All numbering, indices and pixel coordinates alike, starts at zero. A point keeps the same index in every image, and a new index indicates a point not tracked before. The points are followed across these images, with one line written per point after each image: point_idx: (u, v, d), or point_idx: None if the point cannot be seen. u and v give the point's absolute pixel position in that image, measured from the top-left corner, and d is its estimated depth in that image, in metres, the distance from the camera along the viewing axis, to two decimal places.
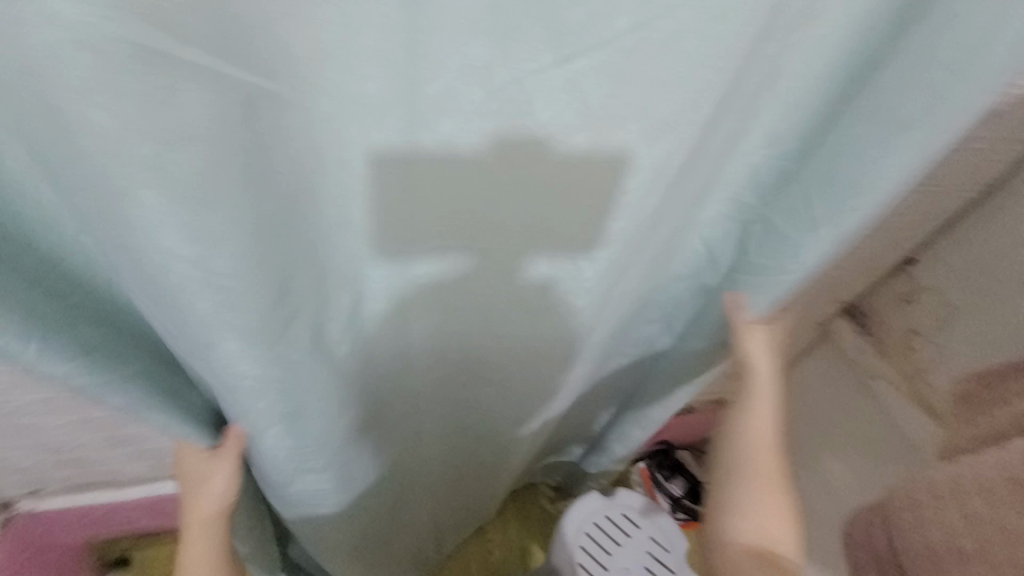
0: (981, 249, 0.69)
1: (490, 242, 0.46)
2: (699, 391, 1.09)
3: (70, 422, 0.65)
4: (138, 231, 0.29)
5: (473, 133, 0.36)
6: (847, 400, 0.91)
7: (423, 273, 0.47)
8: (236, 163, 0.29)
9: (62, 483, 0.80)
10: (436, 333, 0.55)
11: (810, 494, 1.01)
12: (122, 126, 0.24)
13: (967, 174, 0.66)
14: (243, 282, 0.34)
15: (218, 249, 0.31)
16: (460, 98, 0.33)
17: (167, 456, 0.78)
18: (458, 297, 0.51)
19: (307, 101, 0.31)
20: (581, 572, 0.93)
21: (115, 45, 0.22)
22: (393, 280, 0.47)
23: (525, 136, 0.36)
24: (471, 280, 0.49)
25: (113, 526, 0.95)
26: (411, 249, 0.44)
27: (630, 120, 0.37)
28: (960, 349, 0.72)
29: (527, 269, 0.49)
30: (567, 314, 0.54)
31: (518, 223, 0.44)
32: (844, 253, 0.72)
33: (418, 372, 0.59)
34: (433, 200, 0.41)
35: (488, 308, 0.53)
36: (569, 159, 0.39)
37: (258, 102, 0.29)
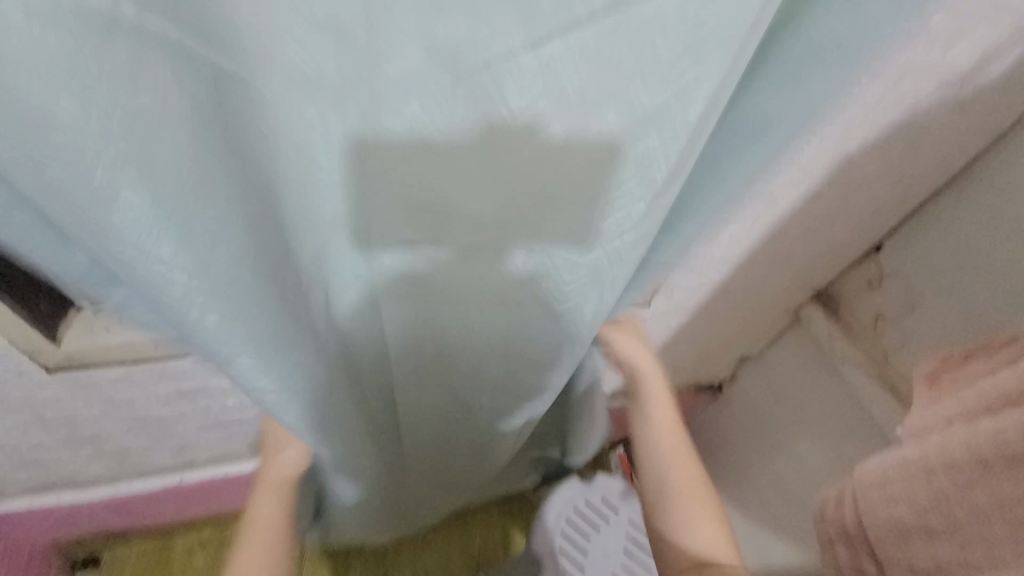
0: (946, 236, 0.71)
1: (465, 234, 0.44)
2: (676, 376, 1.11)
3: (23, 423, 0.62)
4: (122, 220, 0.31)
5: (449, 122, 0.34)
6: (816, 383, 0.94)
7: (394, 265, 0.45)
8: (209, 140, 0.31)
9: (22, 485, 0.77)
10: (410, 326, 0.53)
11: (780, 473, 1.05)
12: (97, 102, 0.26)
13: (934, 162, 0.67)
14: (226, 264, 0.36)
15: (199, 228, 0.33)
16: (431, 83, 0.32)
17: (133, 454, 0.75)
18: (434, 291, 0.49)
19: (268, 85, 0.29)
20: (561, 557, 0.94)
21: (86, 19, 0.24)
22: (364, 271, 0.45)
23: (502, 126, 0.35)
24: (447, 274, 0.48)
25: (80, 527, 0.91)
26: (382, 240, 0.42)
27: (608, 109, 0.36)
28: (924, 331, 0.75)
29: (506, 263, 0.48)
30: (547, 314, 0.53)
31: (496, 216, 0.43)
32: (813, 237, 0.75)
33: (394, 364, 0.58)
34: (404, 193, 0.39)
35: (465, 302, 0.52)
36: (551, 153, 0.38)
37: (224, 86, 0.29)
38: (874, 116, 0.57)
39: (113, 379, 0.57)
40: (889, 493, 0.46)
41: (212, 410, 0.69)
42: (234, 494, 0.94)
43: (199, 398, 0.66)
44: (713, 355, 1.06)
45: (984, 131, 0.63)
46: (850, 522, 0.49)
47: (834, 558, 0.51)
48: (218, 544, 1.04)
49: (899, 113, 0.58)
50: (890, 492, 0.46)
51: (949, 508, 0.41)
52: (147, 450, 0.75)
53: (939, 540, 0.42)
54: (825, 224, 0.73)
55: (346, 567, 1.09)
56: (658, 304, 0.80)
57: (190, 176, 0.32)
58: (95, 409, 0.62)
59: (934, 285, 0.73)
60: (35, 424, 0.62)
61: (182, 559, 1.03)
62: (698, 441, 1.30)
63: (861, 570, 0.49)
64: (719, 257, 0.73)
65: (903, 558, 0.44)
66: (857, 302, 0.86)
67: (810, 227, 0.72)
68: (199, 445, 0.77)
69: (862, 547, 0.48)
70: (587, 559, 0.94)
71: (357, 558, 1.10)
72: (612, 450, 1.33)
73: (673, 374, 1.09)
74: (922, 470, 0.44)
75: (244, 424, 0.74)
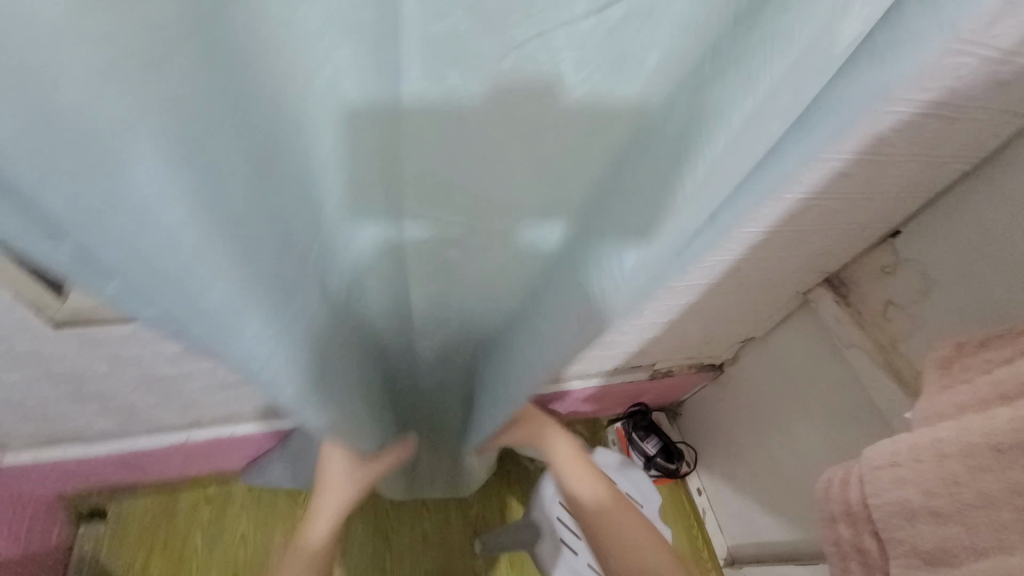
0: (967, 224, 0.70)
1: (481, 201, 0.46)
2: (679, 355, 1.11)
3: (28, 378, 0.61)
4: (118, 174, 0.27)
5: (472, 82, 0.35)
6: (820, 366, 0.95)
7: (413, 231, 0.49)
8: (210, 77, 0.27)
9: (28, 438, 0.77)
10: (429, 288, 0.58)
11: (778, 454, 1.07)
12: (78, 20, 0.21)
13: (963, 144, 0.65)
14: (240, 216, 0.33)
15: (211, 179, 0.30)
16: (455, 32, 0.32)
17: (138, 412, 0.76)
18: (449, 251, 0.52)
19: (289, 31, 0.30)
20: (559, 525, 0.96)
21: None
22: (383, 231, 0.48)
23: (527, 85, 0.36)
24: (461, 237, 0.49)
25: (86, 480, 0.93)
26: (402, 202, 0.46)
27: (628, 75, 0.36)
28: (935, 320, 0.75)
29: (522, 233, 0.50)
30: (577, 314, 0.52)
31: (512, 184, 0.45)
32: (831, 219, 0.73)
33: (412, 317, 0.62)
34: (423, 154, 0.41)
35: (482, 266, 0.54)
36: (572, 116, 0.39)
37: (226, 5, 0.26)
38: (910, 93, 0.54)
39: (120, 336, 0.57)
40: (896, 476, 0.46)
41: (219, 371, 0.69)
42: (239, 453, 0.95)
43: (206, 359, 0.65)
44: (717, 335, 1.06)
45: (1020, 115, 0.61)
46: (855, 502, 0.50)
47: (835, 535, 0.52)
48: (222, 500, 1.07)
49: (935, 92, 0.55)
50: (898, 474, 0.46)
51: (959, 492, 0.42)
52: (153, 408, 0.75)
53: (945, 523, 0.42)
54: (847, 206, 0.72)
55: (347, 527, 1.11)
56: (671, 281, 0.79)
57: (200, 125, 0.28)
58: (102, 365, 0.62)
59: (949, 274, 0.72)
60: (41, 378, 0.62)
61: (187, 514, 1.05)
62: (695, 419, 1.32)
63: (861, 548, 0.50)
64: (736, 236, 0.71)
65: (905, 538, 0.45)
66: (868, 287, 0.85)
67: (830, 208, 0.71)
68: (205, 405, 0.78)
69: (864, 525, 0.49)
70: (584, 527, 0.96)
71: (358, 519, 1.12)
72: (610, 425, 1.35)
73: (676, 351, 1.09)
74: (934, 455, 0.44)
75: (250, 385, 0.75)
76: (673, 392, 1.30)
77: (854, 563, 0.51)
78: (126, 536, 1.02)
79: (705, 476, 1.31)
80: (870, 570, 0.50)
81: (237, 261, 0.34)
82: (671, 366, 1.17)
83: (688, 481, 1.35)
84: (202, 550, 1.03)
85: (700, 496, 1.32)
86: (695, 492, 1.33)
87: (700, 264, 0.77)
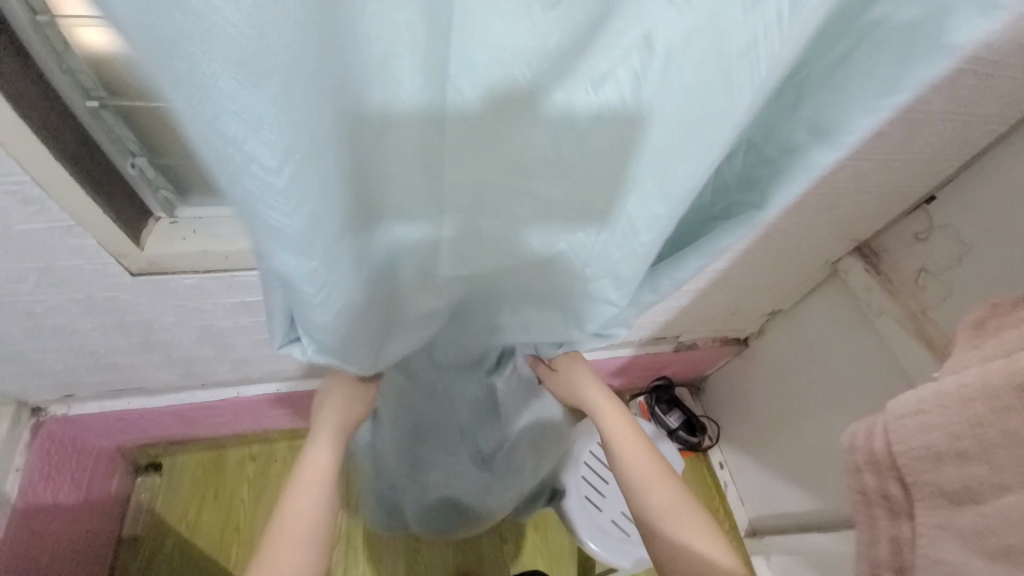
0: (1007, 183, 0.69)
1: (510, 196, 0.45)
2: (707, 328, 1.13)
3: (102, 325, 0.67)
4: None
5: (478, 93, 0.37)
6: (844, 334, 0.96)
7: (430, 237, 0.48)
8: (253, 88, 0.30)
9: (95, 388, 0.84)
10: (454, 285, 0.53)
11: (801, 424, 1.08)
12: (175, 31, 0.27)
13: (1004, 103, 0.64)
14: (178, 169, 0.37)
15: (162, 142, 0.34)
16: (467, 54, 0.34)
17: (196, 364, 0.82)
18: (485, 246, 0.49)
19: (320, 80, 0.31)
20: (584, 483, 1.00)
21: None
22: (410, 241, 0.48)
23: (524, 97, 0.37)
24: (474, 241, 0.48)
25: (143, 432, 0.99)
26: (413, 208, 0.45)
27: (632, 80, 0.36)
28: (965, 282, 0.75)
29: (535, 233, 0.48)
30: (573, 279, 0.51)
31: (532, 177, 0.43)
32: (858, 180, 0.74)
33: (420, 315, 0.57)
34: (445, 168, 0.42)
35: (514, 260, 0.51)
36: (575, 122, 0.38)
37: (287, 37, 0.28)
38: None
39: (186, 286, 0.63)
40: (923, 422, 0.45)
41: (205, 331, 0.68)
42: (283, 410, 1.02)
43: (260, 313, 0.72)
44: (744, 306, 1.06)
45: None
46: (881, 451, 0.47)
47: (859, 484, 0.50)
48: (266, 457, 1.14)
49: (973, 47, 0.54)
50: (924, 421, 0.45)
51: (984, 433, 0.42)
52: (209, 361, 0.82)
53: (970, 463, 0.42)
54: (879, 169, 0.72)
55: None
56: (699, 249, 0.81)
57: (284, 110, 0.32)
58: (167, 314, 0.68)
59: (984, 236, 0.72)
60: (113, 325, 0.68)
61: (234, 468, 1.13)
62: (718, 394, 1.33)
63: (887, 494, 0.48)
64: None
65: (931, 480, 0.44)
66: (901, 254, 0.85)
67: (862, 170, 0.71)
68: (254, 360, 0.84)
69: (891, 474, 0.47)
70: (608, 486, 1.01)
71: None
72: (633, 399, 1.37)
73: (702, 322, 1.10)
74: (960, 400, 0.43)
75: None
76: (697, 367, 1.31)
77: (879, 509, 0.48)
78: (179, 486, 1.10)
79: (728, 450, 1.33)
80: (895, 515, 0.48)
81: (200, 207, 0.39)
82: (696, 338, 1.17)
83: (709, 455, 1.37)
84: (248, 501, 1.10)
85: (722, 470, 1.34)
86: (716, 465, 1.35)
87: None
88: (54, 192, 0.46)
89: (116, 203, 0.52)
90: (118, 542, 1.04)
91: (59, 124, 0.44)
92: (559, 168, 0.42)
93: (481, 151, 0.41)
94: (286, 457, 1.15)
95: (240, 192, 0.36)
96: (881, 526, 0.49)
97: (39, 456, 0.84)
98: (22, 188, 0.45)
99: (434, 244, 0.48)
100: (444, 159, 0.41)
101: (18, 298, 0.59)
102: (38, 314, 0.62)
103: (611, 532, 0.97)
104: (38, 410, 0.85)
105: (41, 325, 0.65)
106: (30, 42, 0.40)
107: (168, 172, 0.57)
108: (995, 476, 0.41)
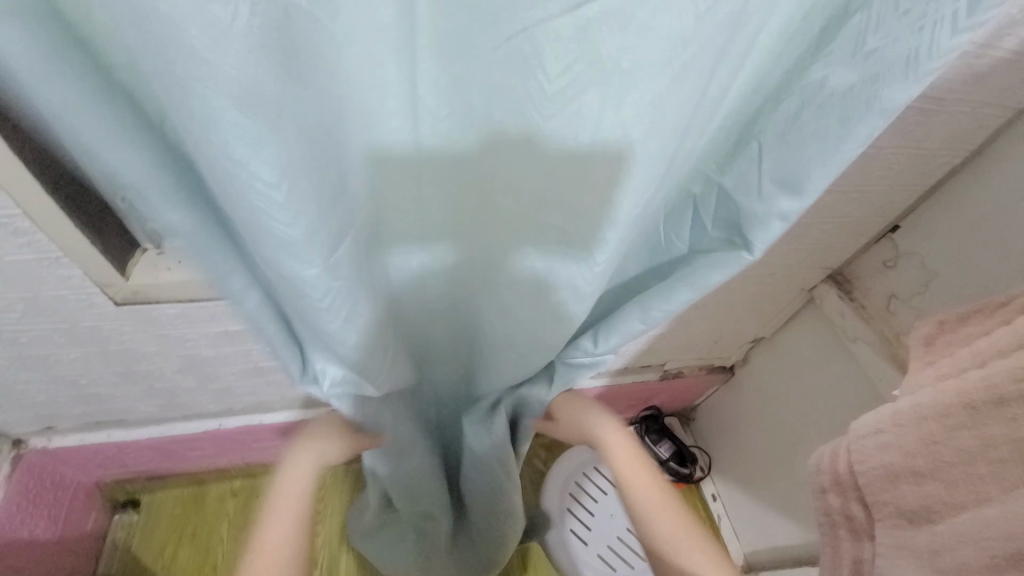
0: (963, 212, 0.72)
1: (500, 224, 0.48)
2: (691, 356, 1.14)
3: (86, 356, 0.68)
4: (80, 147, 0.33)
5: (465, 129, 0.41)
6: (824, 360, 0.97)
7: (428, 262, 0.53)
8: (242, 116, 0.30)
9: (76, 421, 0.84)
10: (442, 301, 0.58)
11: (788, 452, 1.07)
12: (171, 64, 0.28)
13: (950, 138, 0.68)
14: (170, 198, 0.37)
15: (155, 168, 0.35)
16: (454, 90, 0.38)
17: (179, 395, 0.82)
18: (474, 271, 0.53)
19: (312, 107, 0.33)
20: (570, 516, 0.99)
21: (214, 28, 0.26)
22: (409, 265, 0.52)
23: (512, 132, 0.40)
24: (465, 265, 0.53)
25: (123, 466, 0.98)
26: (414, 234, 0.50)
27: (623, 111, 0.36)
28: (931, 305, 0.77)
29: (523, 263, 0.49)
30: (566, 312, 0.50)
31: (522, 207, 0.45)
32: (822, 209, 0.77)
33: (415, 330, 0.61)
34: (436, 198, 0.47)
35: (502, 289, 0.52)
36: (565, 155, 0.39)
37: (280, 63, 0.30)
38: None
39: (169, 315, 0.64)
40: (879, 442, 0.48)
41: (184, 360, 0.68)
42: (266, 442, 1.01)
43: (243, 342, 0.73)
44: (727, 334, 1.07)
45: (1002, 110, 0.64)
46: (842, 471, 0.51)
47: (825, 505, 0.54)
48: (248, 492, 1.12)
49: None
50: (881, 440, 0.48)
51: (937, 451, 0.44)
52: (192, 392, 0.82)
53: (925, 482, 0.45)
54: (841, 199, 0.75)
55: None
56: None
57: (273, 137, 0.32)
58: (151, 344, 0.69)
59: (946, 263, 0.74)
60: (97, 356, 0.69)
61: (214, 505, 1.10)
62: (708, 424, 1.32)
63: (850, 514, 0.52)
64: None
65: (889, 500, 0.48)
66: (870, 281, 0.87)
67: (824, 201, 0.75)
68: (237, 390, 0.84)
69: (852, 494, 0.51)
70: (593, 519, 0.98)
71: None
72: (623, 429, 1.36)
73: (684, 349, 1.10)
74: (913, 419, 0.46)
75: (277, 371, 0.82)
76: (685, 396, 1.30)
77: (843, 530, 0.53)
78: (157, 524, 1.07)
79: (720, 481, 1.30)
80: (857, 537, 0.52)
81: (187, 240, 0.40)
82: (681, 367, 1.18)
83: (702, 487, 1.34)
84: (228, 540, 1.07)
85: (715, 502, 1.31)
86: (709, 498, 1.32)
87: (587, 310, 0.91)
88: (48, 228, 0.49)
89: (105, 237, 0.54)
90: None
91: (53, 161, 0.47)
92: (552, 197, 0.43)
93: (473, 183, 0.45)
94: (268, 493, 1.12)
95: (242, 212, 0.35)
96: (843, 546, 0.53)
97: (15, 491, 0.82)
98: (14, 222, 0.48)
99: (431, 268, 0.54)
100: (439, 189, 0.46)
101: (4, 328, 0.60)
102: (23, 344, 0.64)
103: (597, 566, 0.95)
104: (18, 442, 0.84)
105: (25, 356, 0.66)
106: None
107: None
108: (948, 495, 0.44)
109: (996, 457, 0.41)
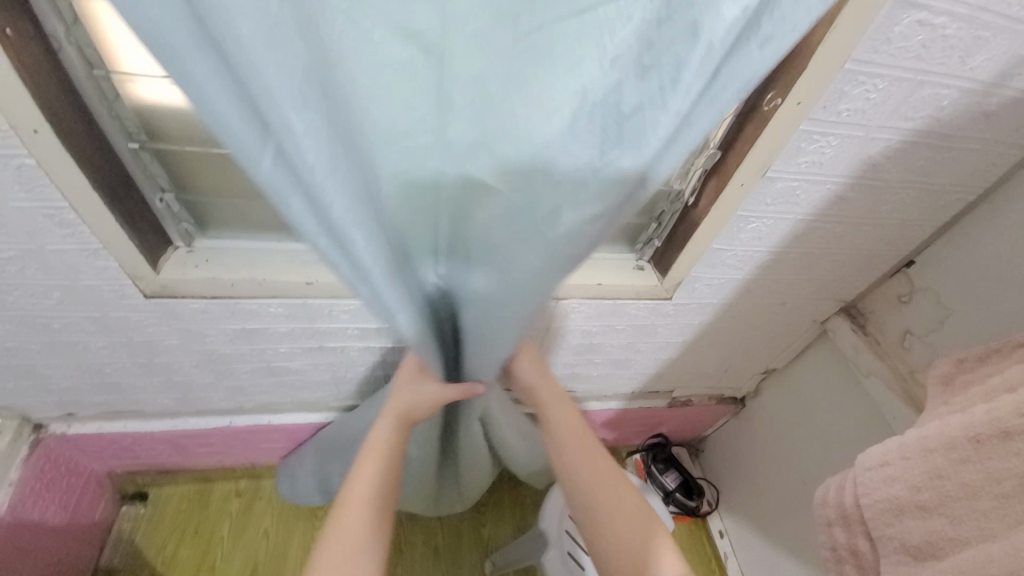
0: (980, 250, 0.71)
1: (488, 244, 0.46)
2: (701, 384, 1.12)
3: (111, 345, 0.72)
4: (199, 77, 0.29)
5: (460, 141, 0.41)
6: (838, 392, 0.94)
7: (438, 272, 0.54)
8: (294, 84, 0.29)
9: (95, 409, 0.87)
10: (442, 309, 0.58)
11: (799, 487, 1.04)
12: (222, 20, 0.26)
13: (966, 173, 0.68)
14: (277, 169, 0.33)
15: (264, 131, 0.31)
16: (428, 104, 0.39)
17: (193, 389, 0.85)
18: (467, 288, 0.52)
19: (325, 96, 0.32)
20: (568, 538, 0.96)
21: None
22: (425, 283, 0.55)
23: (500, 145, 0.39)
24: (462, 281, 0.53)
25: (136, 458, 1.01)
26: (417, 249, 0.51)
27: (595, 108, 0.36)
28: (948, 344, 0.77)
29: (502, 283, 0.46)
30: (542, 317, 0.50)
31: (505, 226, 0.43)
32: (831, 238, 0.76)
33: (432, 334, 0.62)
34: (430, 212, 0.47)
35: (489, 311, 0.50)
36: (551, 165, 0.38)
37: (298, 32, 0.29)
38: (895, 120, 0.60)
39: (192, 311, 0.68)
40: (887, 474, 0.48)
41: (215, 340, 0.74)
42: (271, 443, 1.02)
43: (257, 341, 0.76)
44: (738, 362, 1.06)
45: (1017, 148, 0.65)
46: (849, 504, 0.52)
47: (831, 540, 0.54)
48: (251, 494, 1.14)
49: (920, 120, 0.60)
50: (888, 472, 0.48)
51: (943, 485, 0.44)
52: (207, 387, 0.85)
53: (930, 518, 0.44)
54: (851, 230, 0.75)
55: None
56: (683, 300, 0.84)
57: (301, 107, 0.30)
58: (173, 337, 0.72)
59: (966, 299, 0.73)
60: (121, 345, 0.72)
61: (218, 504, 1.12)
62: (716, 457, 1.29)
63: (855, 550, 0.52)
64: (742, 254, 0.77)
65: (895, 535, 0.47)
66: (885, 316, 0.86)
67: (834, 232, 0.75)
68: (248, 389, 0.87)
69: (858, 528, 0.51)
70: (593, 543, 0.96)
71: None
72: (629, 456, 1.33)
73: (695, 378, 1.09)
74: (921, 451, 0.46)
75: (292, 373, 0.85)
76: (693, 425, 1.28)
77: (848, 566, 0.52)
78: (162, 519, 1.09)
79: (728, 517, 1.25)
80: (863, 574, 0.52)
81: (303, 212, 0.35)
82: (691, 395, 1.16)
83: (709, 522, 1.29)
84: (227, 540, 1.08)
85: (722, 539, 1.26)
86: (716, 534, 1.27)
87: (611, 320, 0.87)
88: (90, 219, 0.54)
89: (142, 232, 0.59)
90: (94, 571, 1.02)
91: (100, 157, 0.51)
92: (536, 214, 0.40)
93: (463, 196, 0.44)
94: (270, 496, 1.14)
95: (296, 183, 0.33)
96: None
97: (33, 473, 0.86)
98: (61, 213, 0.53)
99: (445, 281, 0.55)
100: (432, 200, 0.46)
101: (39, 313, 0.65)
102: (55, 330, 0.68)
103: None
104: (39, 426, 0.88)
105: (55, 341, 0.70)
106: (88, 95, 0.48)
107: (190, 207, 0.65)
108: (953, 531, 0.43)
109: (1002, 492, 0.40)
